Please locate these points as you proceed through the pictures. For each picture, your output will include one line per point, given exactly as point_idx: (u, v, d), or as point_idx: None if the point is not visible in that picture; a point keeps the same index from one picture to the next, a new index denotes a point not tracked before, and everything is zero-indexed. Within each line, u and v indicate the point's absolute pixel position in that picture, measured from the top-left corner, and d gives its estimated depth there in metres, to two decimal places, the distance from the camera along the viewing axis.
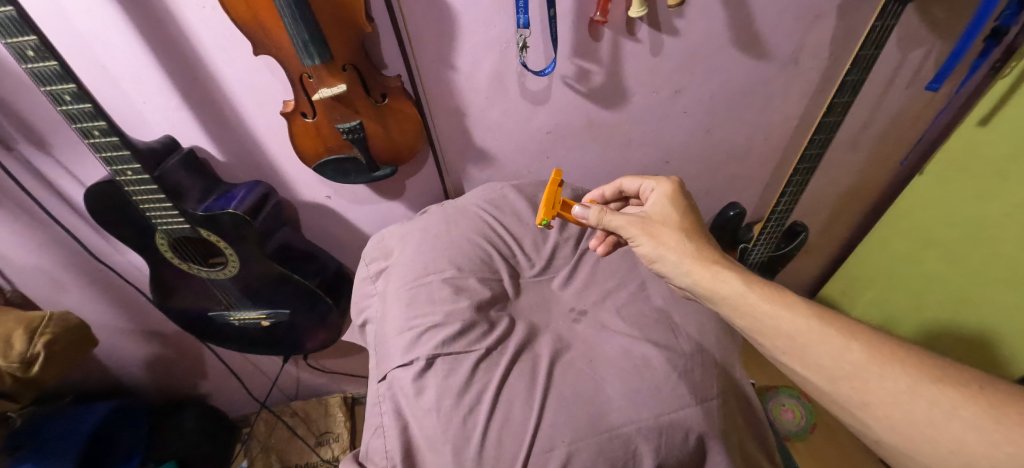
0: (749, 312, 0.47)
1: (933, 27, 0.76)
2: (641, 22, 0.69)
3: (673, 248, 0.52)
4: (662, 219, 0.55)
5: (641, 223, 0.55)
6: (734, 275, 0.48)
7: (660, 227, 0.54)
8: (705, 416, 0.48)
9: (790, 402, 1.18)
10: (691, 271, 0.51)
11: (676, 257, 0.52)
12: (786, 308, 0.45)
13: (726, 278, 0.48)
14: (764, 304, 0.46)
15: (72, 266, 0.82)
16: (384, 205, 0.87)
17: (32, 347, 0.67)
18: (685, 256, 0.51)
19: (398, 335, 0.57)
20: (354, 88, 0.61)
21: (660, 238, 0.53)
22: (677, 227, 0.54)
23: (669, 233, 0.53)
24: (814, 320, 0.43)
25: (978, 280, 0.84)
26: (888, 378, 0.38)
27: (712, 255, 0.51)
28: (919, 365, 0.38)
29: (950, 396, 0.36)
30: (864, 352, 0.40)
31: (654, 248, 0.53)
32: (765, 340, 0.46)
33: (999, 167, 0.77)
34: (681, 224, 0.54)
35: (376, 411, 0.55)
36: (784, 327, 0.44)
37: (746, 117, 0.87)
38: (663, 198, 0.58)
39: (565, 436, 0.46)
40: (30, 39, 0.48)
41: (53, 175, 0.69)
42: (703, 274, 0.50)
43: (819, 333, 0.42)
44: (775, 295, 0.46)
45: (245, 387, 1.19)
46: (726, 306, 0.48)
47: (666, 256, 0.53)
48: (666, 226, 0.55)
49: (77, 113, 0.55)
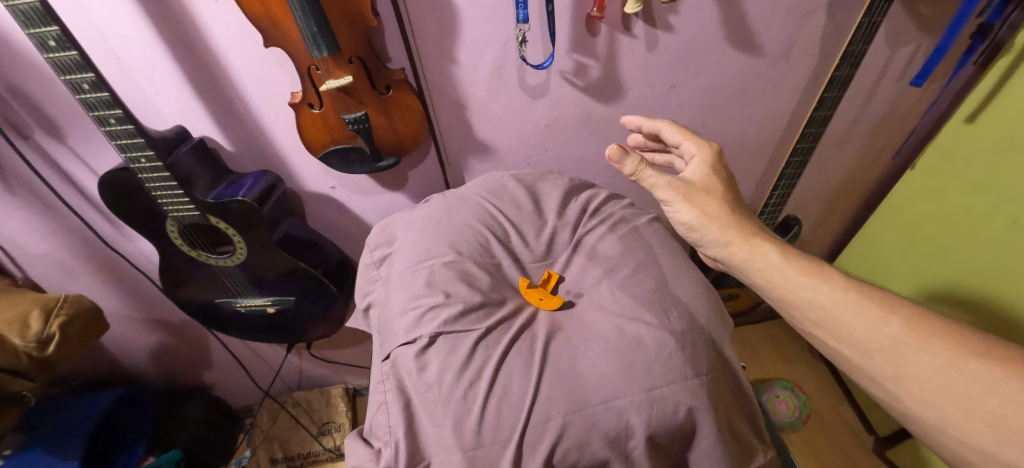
0: (785, 284, 0.50)
1: (920, 24, 0.79)
2: (637, 18, 0.71)
3: (715, 219, 0.55)
4: (704, 188, 0.57)
5: (683, 188, 0.56)
6: (772, 247, 0.52)
7: (704, 195, 0.56)
8: (695, 391, 0.50)
9: (784, 393, 1.26)
10: (731, 242, 0.54)
11: (717, 229, 0.55)
12: (824, 281, 0.49)
13: (764, 250, 0.52)
14: (801, 276, 0.50)
15: (82, 254, 0.84)
16: (386, 196, 0.90)
17: (48, 328, 0.70)
18: (728, 229, 0.54)
19: (401, 316, 0.59)
20: (359, 79, 0.63)
21: (702, 207, 0.55)
22: (719, 198, 0.56)
23: (713, 202, 0.55)
24: (852, 293, 0.47)
25: (966, 271, 0.86)
26: (926, 352, 0.42)
27: (752, 229, 0.54)
28: (959, 342, 0.42)
29: (991, 371, 0.40)
30: (903, 325, 0.44)
31: (696, 217, 0.55)
32: (799, 313, 0.50)
33: (986, 159, 0.80)
34: (723, 196, 0.56)
35: (381, 388, 0.57)
36: (820, 299, 0.48)
37: (739, 111, 0.89)
38: (703, 165, 0.59)
39: (560, 408, 0.49)
40: (52, 30, 0.50)
41: (67, 164, 0.72)
42: (743, 246, 0.53)
43: (857, 306, 0.46)
44: (812, 270, 0.50)
45: (250, 377, 1.22)
46: (761, 277, 0.52)
47: (708, 227, 0.55)
48: (709, 194, 0.56)
49: (94, 101, 0.58)
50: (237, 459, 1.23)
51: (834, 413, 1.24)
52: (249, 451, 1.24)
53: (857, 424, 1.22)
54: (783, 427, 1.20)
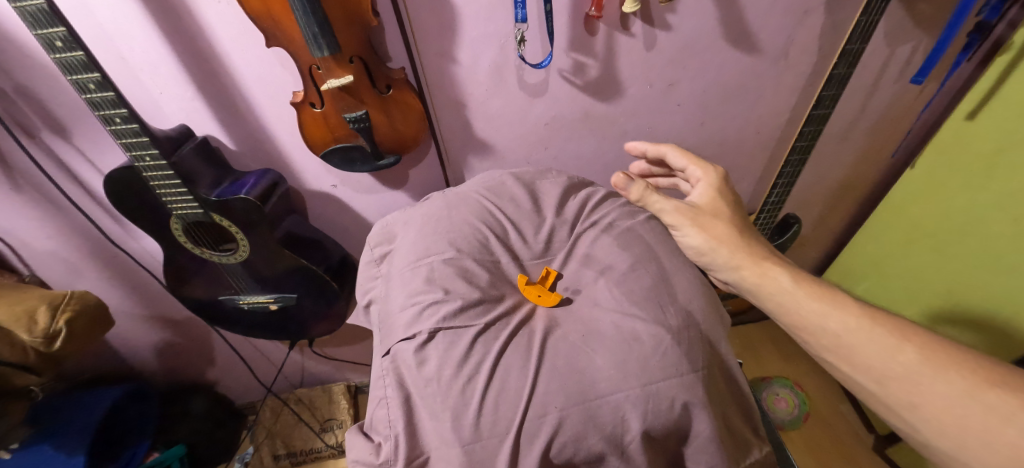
0: (796, 309, 0.54)
1: (918, 23, 0.79)
2: (635, 17, 0.71)
3: (723, 242, 0.62)
4: (710, 211, 0.65)
5: (690, 213, 0.65)
6: (782, 272, 0.57)
7: (710, 220, 0.64)
8: (690, 386, 0.51)
9: (783, 392, 1.25)
10: (742, 265, 0.59)
11: (727, 252, 0.61)
12: (835, 308, 0.52)
13: (774, 274, 0.57)
14: (811, 301, 0.53)
15: (88, 252, 0.85)
16: (387, 194, 0.91)
17: (55, 323, 0.71)
18: (737, 252, 0.60)
19: (401, 312, 0.60)
20: (360, 79, 0.64)
21: (711, 231, 0.63)
22: (726, 222, 0.63)
23: (720, 226, 0.63)
24: (864, 320, 0.50)
25: (969, 269, 0.86)
26: (941, 381, 0.43)
27: (761, 254, 0.60)
28: (974, 371, 0.43)
29: (1008, 401, 0.40)
30: (915, 353, 0.46)
31: (705, 240, 0.63)
32: (811, 338, 0.53)
33: (986, 157, 0.80)
34: (730, 219, 0.64)
35: (380, 383, 0.58)
36: (832, 325, 0.51)
37: (738, 110, 0.90)
38: (709, 188, 0.67)
39: (557, 402, 0.49)
40: (59, 30, 0.51)
41: (73, 163, 0.73)
42: (754, 271, 0.58)
43: (868, 332, 0.48)
44: (824, 296, 0.53)
45: (253, 374, 1.23)
46: (774, 301, 0.56)
47: (717, 250, 0.62)
48: (715, 218, 0.64)
49: (100, 100, 0.59)
50: (239, 456, 1.23)
51: (834, 411, 1.25)
52: (251, 447, 1.25)
53: (857, 422, 1.22)
54: (783, 426, 1.21)
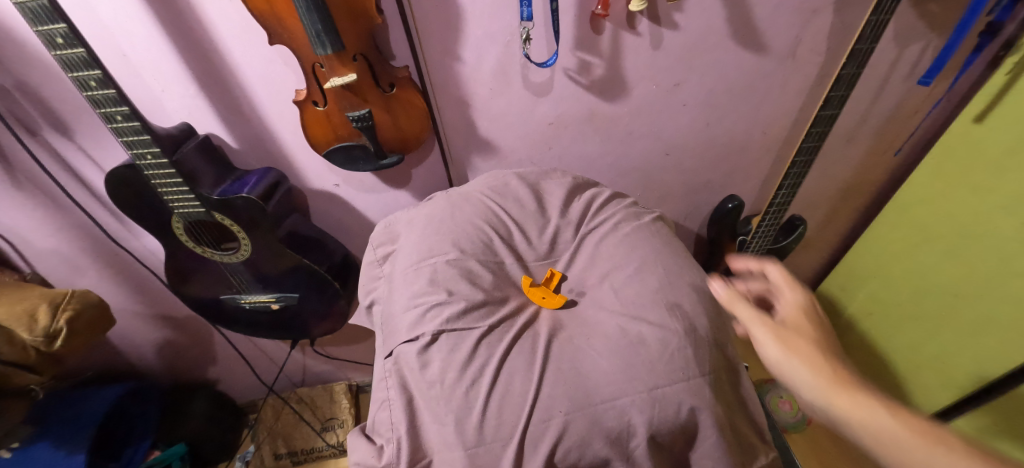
0: (888, 444, 0.36)
1: (929, 23, 0.78)
2: (641, 16, 0.71)
3: (809, 361, 0.43)
4: (796, 329, 0.47)
5: (772, 325, 0.47)
6: (879, 401, 0.39)
7: (794, 335, 0.45)
8: (697, 391, 0.50)
9: (786, 395, 1.21)
10: (827, 391, 0.41)
11: (811, 375, 0.42)
12: (948, 450, 0.34)
13: (867, 402, 0.39)
14: (910, 437, 0.36)
15: (90, 250, 0.85)
16: (390, 194, 0.90)
17: (55, 322, 0.70)
18: (821, 375, 0.42)
19: (403, 313, 0.60)
20: (363, 77, 0.63)
21: (793, 347, 0.44)
22: (814, 341, 0.45)
23: (806, 343, 0.44)
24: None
25: (977, 272, 0.86)
26: None
27: (854, 379, 0.41)
28: None
29: None
30: None
31: (785, 356, 0.44)
32: None
33: (993, 160, 0.79)
34: (820, 341, 0.45)
35: (383, 385, 0.58)
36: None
37: (744, 110, 0.89)
38: (799, 309, 0.50)
39: (562, 406, 0.49)
40: (59, 27, 0.50)
41: (74, 161, 0.72)
42: (841, 397, 0.40)
43: None
44: (930, 431, 0.36)
45: (254, 373, 1.23)
46: (864, 435, 0.38)
47: (797, 369, 0.43)
48: (803, 337, 0.46)
49: (101, 98, 0.58)
50: (240, 455, 1.24)
51: None
52: (252, 446, 1.25)
53: None
54: (784, 427, 1.20)
